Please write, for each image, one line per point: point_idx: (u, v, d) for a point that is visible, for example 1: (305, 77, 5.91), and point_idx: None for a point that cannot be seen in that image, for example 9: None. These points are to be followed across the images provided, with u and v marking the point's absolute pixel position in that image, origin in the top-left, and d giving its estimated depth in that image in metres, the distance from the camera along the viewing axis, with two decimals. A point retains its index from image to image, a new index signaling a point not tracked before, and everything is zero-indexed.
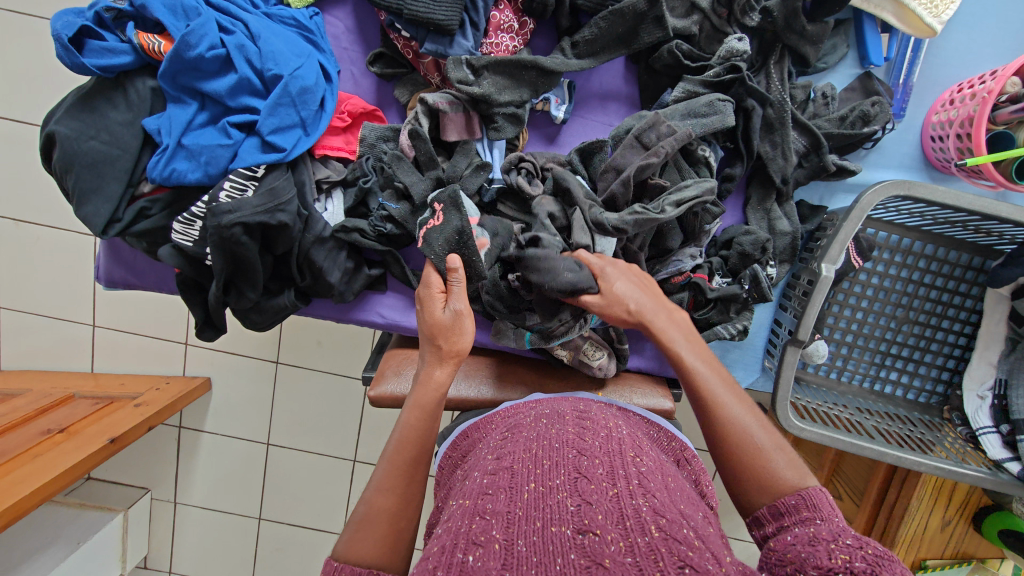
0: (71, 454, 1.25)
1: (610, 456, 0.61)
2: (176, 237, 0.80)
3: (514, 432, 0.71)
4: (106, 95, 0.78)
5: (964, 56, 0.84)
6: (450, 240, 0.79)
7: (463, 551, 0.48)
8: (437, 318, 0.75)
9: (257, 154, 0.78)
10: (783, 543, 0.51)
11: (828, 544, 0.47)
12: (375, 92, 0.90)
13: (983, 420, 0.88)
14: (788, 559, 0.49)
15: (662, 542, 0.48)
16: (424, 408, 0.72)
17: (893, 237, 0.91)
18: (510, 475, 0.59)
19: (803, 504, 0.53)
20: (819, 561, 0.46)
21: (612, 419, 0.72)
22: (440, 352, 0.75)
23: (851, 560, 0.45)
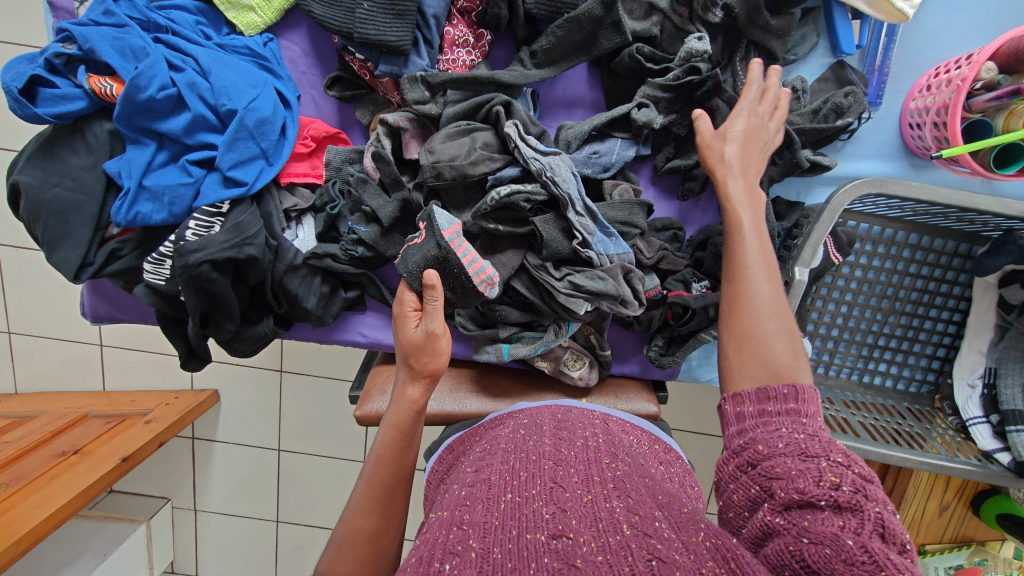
0: (84, 475, 1.28)
1: (586, 463, 0.61)
2: (148, 277, 0.81)
3: (493, 444, 0.70)
4: (66, 141, 0.78)
5: (942, 37, 0.80)
6: (427, 257, 0.73)
7: (439, 560, 0.46)
8: (409, 337, 0.72)
9: (219, 190, 0.78)
10: (770, 443, 0.50)
11: (819, 462, 0.46)
12: (337, 114, 0.89)
13: (973, 410, 0.87)
14: (774, 473, 0.48)
15: (635, 538, 0.48)
16: (399, 428, 0.71)
17: (874, 228, 0.88)
18: (487, 487, 0.58)
19: (793, 395, 0.53)
20: (805, 487, 0.45)
21: (589, 427, 0.71)
22: (414, 372, 0.73)
23: (838, 485, 0.44)
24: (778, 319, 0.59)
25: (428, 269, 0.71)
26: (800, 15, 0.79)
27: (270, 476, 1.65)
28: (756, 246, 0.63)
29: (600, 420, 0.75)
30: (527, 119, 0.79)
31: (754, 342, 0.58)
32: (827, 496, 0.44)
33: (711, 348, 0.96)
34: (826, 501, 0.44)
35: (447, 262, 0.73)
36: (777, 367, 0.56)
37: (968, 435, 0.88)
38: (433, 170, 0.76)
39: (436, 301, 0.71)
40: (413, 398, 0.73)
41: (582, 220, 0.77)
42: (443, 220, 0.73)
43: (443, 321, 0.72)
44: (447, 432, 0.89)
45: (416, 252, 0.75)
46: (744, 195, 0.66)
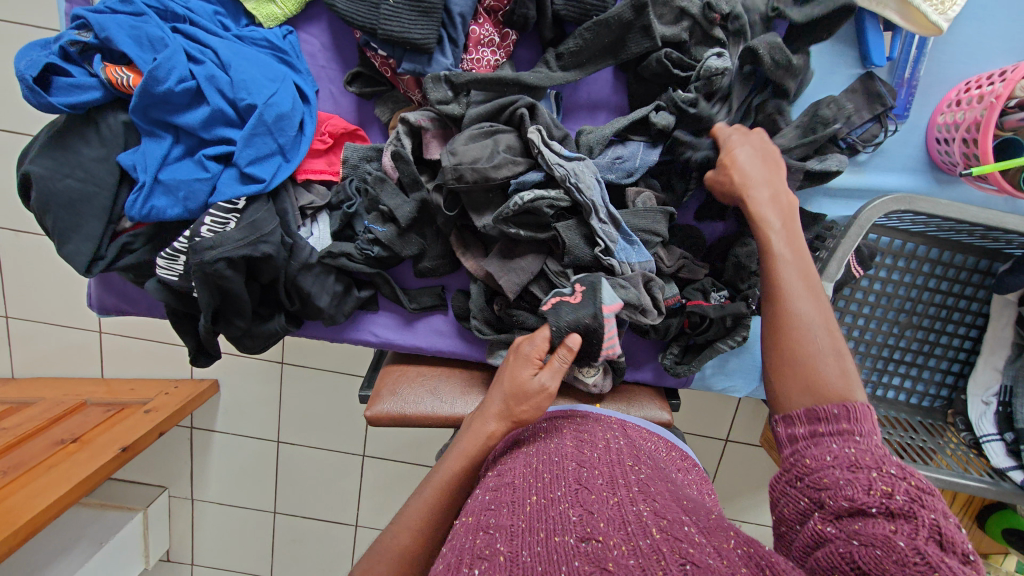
0: (85, 465, 1.27)
1: (610, 466, 0.60)
2: (160, 272, 0.79)
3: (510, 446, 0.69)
4: (78, 131, 0.76)
5: (972, 52, 0.79)
6: (580, 321, 0.72)
7: (468, 566, 0.48)
8: (522, 381, 0.70)
9: (236, 186, 0.77)
10: (819, 457, 0.50)
11: (869, 472, 0.46)
12: (355, 110, 0.87)
13: (987, 427, 0.87)
14: (822, 484, 0.48)
15: (665, 542, 0.47)
16: (468, 457, 0.69)
17: (895, 241, 0.88)
18: (512, 489, 0.58)
19: (845, 415, 0.52)
20: (854, 494, 0.45)
21: (609, 431, 0.70)
22: (508, 413, 0.70)
23: (890, 493, 0.44)
24: (825, 336, 0.58)
25: (573, 333, 0.71)
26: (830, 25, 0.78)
27: (270, 469, 1.65)
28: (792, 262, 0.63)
29: (619, 426, 0.73)
30: (551, 123, 0.78)
31: (801, 358, 0.57)
32: (878, 504, 0.44)
33: (726, 357, 0.95)
34: (878, 509, 0.44)
35: (596, 333, 0.73)
36: (823, 387, 0.55)
37: (981, 450, 0.88)
38: (454, 172, 0.74)
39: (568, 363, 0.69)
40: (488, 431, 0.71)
41: (606, 228, 0.77)
42: (607, 295, 0.74)
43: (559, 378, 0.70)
44: None
45: (569, 312, 0.73)
46: (774, 214, 0.66)
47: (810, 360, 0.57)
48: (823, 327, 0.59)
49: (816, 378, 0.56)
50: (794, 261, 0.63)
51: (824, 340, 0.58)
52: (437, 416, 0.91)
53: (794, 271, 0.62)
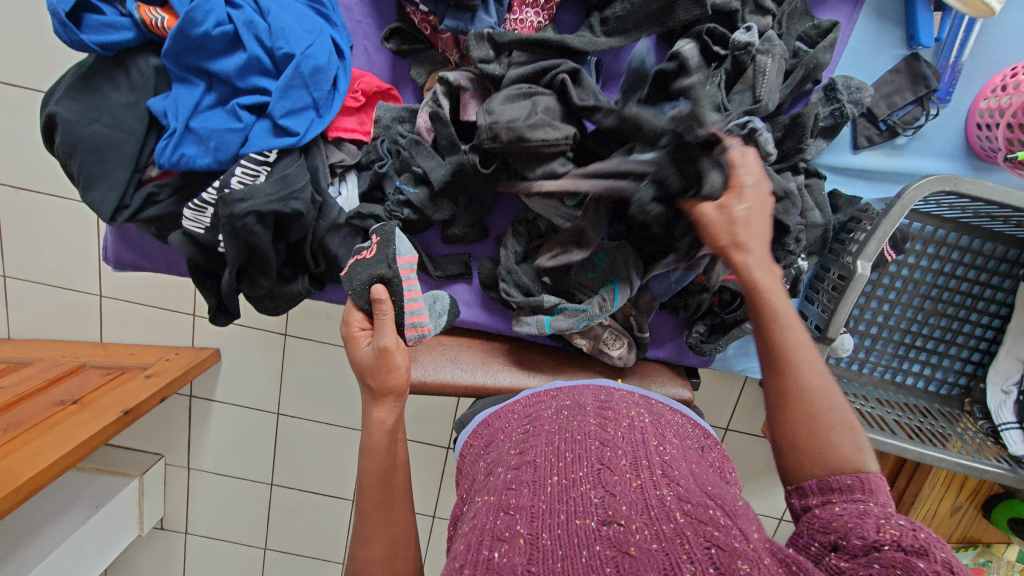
0: (86, 426, 1.25)
1: (633, 446, 0.60)
2: (188, 224, 0.78)
3: (536, 426, 0.69)
4: (108, 74, 0.73)
5: (1020, 36, 0.79)
6: (375, 275, 0.72)
7: (489, 548, 0.48)
8: (361, 357, 0.71)
9: (269, 139, 0.74)
10: (829, 512, 0.52)
11: (877, 519, 0.48)
12: (390, 68, 0.85)
13: (1006, 416, 0.88)
14: (833, 528, 0.50)
15: (689, 526, 0.48)
16: (375, 453, 0.69)
17: (927, 227, 0.87)
18: (533, 469, 0.58)
19: (860, 485, 0.53)
20: (865, 533, 0.47)
21: (634, 408, 0.70)
22: (374, 392, 0.71)
23: (899, 535, 0.46)
24: (835, 413, 0.58)
25: (376, 285, 0.71)
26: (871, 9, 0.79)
27: (271, 440, 1.64)
28: (795, 341, 0.61)
29: (643, 401, 0.75)
30: (596, 90, 0.74)
31: (811, 436, 0.58)
32: (890, 540, 0.45)
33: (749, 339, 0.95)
34: (890, 545, 0.45)
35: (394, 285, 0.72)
36: (838, 459, 0.56)
37: (998, 438, 0.89)
38: (490, 132, 0.73)
39: (386, 315, 0.70)
40: (381, 420, 0.71)
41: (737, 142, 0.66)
42: (400, 246, 0.75)
43: (394, 333, 0.70)
44: (480, 405, 0.88)
45: (363, 269, 0.73)
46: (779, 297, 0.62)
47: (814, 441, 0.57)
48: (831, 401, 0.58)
49: (830, 462, 0.56)
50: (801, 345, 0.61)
51: (833, 415, 0.58)
52: (458, 385, 0.91)
53: (805, 354, 0.60)
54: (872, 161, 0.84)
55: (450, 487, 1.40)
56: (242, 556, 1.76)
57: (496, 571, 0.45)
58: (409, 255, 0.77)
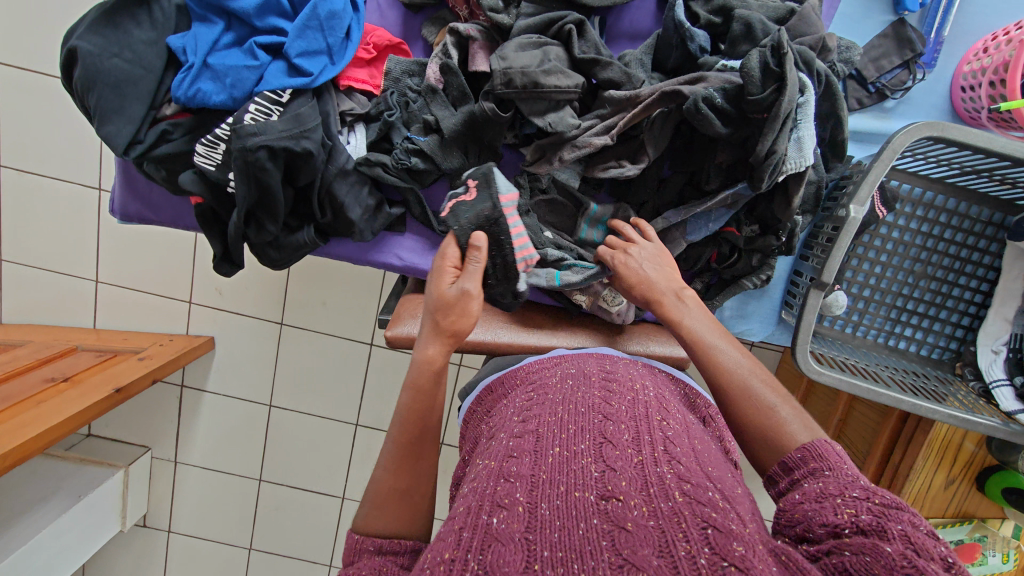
0: (76, 401, 1.22)
1: (636, 421, 0.59)
2: (199, 160, 0.79)
3: (539, 394, 0.68)
4: (131, 11, 0.76)
5: (997, 6, 0.83)
6: (479, 215, 0.74)
7: (488, 513, 0.47)
8: (442, 293, 0.68)
9: (283, 78, 0.77)
10: (791, 501, 0.50)
11: (834, 499, 0.47)
12: (401, 24, 0.89)
13: (996, 373, 0.89)
14: (796, 519, 0.49)
15: (686, 506, 0.47)
16: (418, 388, 0.67)
17: (916, 189, 0.91)
18: (535, 439, 0.57)
19: (809, 455, 0.54)
20: (826, 519, 0.46)
21: (637, 380, 0.71)
22: (438, 329, 0.68)
23: (857, 514, 0.45)
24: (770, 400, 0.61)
25: (477, 231, 0.69)
26: None
27: (263, 429, 1.61)
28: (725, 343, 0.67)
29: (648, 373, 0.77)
30: (597, 42, 0.80)
31: (755, 418, 0.60)
32: (848, 523, 0.45)
33: (746, 299, 0.97)
34: (850, 527, 0.45)
35: (497, 225, 0.74)
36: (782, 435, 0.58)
37: (989, 398, 0.90)
38: (504, 76, 0.77)
39: (479, 262, 0.68)
40: (431, 358, 0.68)
41: (799, 73, 0.71)
42: (501, 184, 0.77)
43: (479, 282, 0.68)
44: (484, 372, 0.90)
45: (468, 210, 0.75)
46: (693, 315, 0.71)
47: (763, 423, 0.60)
48: (768, 389, 0.62)
49: (780, 441, 0.57)
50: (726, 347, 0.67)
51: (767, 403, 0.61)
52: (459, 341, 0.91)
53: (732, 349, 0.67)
54: (862, 123, 0.88)
55: (444, 476, 1.39)
56: (226, 557, 1.71)
57: (497, 540, 0.45)
58: (510, 194, 0.78)
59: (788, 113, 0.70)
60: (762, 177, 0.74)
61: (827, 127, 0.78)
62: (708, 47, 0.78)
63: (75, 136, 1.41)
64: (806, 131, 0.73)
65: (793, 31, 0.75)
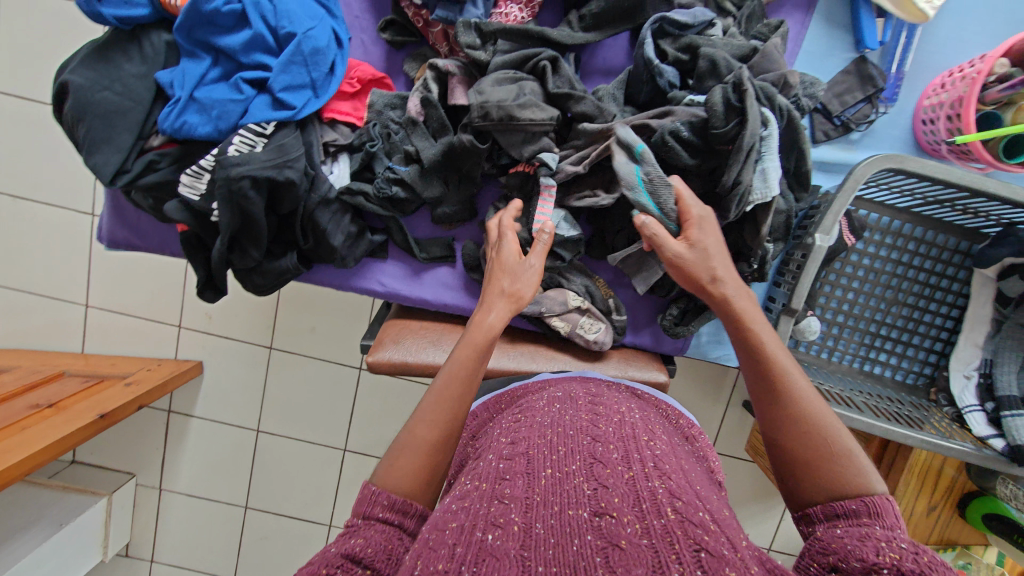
0: (60, 428, 1.21)
1: (623, 441, 0.60)
2: (183, 189, 0.81)
3: (525, 415, 0.70)
4: (121, 47, 0.79)
5: (954, 44, 0.87)
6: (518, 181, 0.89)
7: (482, 530, 0.46)
8: (506, 258, 0.80)
9: (267, 111, 0.80)
10: (830, 535, 0.49)
11: (878, 541, 0.45)
12: (384, 60, 0.92)
13: (969, 398, 0.90)
14: (832, 549, 0.47)
15: (678, 524, 0.46)
16: (475, 346, 0.70)
17: (883, 218, 0.93)
18: (526, 460, 0.57)
19: (865, 510, 0.49)
20: (864, 555, 0.44)
21: (623, 404, 0.73)
22: (502, 290, 0.77)
23: (900, 559, 0.43)
24: (833, 437, 0.54)
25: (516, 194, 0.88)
26: (821, 19, 0.87)
27: (250, 455, 1.60)
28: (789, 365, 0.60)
29: (632, 395, 0.79)
30: (571, 77, 0.83)
31: (813, 452, 0.54)
32: (890, 565, 0.43)
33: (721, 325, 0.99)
34: (889, 568, 0.42)
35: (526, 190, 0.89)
36: (839, 479, 0.52)
37: (962, 422, 0.90)
38: (481, 110, 0.80)
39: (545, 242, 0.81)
40: (490, 320, 0.73)
41: (761, 108, 0.74)
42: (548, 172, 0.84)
43: (542, 258, 0.80)
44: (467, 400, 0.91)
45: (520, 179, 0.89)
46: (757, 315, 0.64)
47: (820, 456, 0.53)
48: (834, 426, 0.55)
49: (832, 487, 0.52)
50: (788, 367, 0.60)
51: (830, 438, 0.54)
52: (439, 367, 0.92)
53: (792, 370, 0.59)
54: (828, 154, 0.91)
55: None
56: None
57: (491, 554, 0.43)
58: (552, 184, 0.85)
59: (752, 146, 0.73)
60: (728, 206, 0.77)
61: (791, 158, 0.81)
62: (677, 82, 0.82)
63: (69, 165, 1.44)
64: (772, 163, 0.75)
65: (755, 68, 0.79)
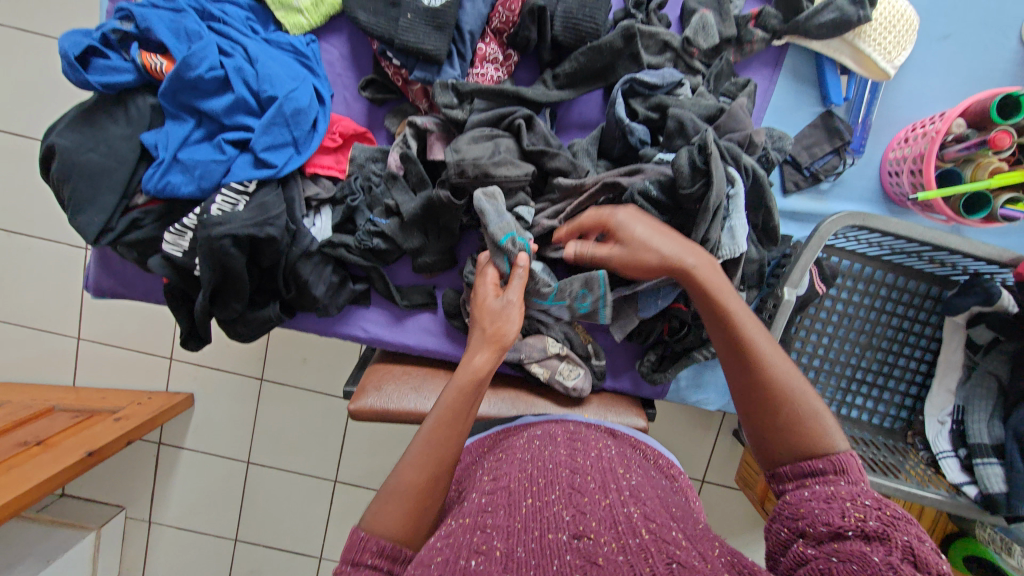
0: (47, 467, 1.19)
1: (602, 472, 0.63)
2: (166, 247, 0.83)
3: (508, 452, 0.71)
4: (107, 110, 0.81)
5: (918, 100, 0.90)
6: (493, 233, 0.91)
7: (465, 557, 0.47)
8: (488, 303, 0.76)
9: (249, 170, 0.82)
10: (800, 497, 0.54)
11: (845, 502, 0.51)
12: (366, 115, 0.95)
13: (942, 444, 0.91)
14: (800, 514, 0.52)
15: (653, 542, 0.50)
16: (462, 390, 0.68)
17: (854, 265, 0.94)
18: (508, 493, 0.59)
19: (833, 468, 0.55)
20: (831, 519, 0.50)
21: (601, 440, 0.74)
22: (484, 336, 0.73)
23: (864, 519, 0.48)
24: (796, 392, 0.60)
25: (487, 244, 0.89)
26: (790, 76, 0.90)
27: (240, 488, 1.60)
28: (752, 328, 0.65)
29: (609, 435, 0.79)
30: (546, 133, 0.86)
31: (780, 409, 0.60)
32: (854, 527, 0.48)
33: (700, 369, 1.01)
34: (854, 531, 0.48)
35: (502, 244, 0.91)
36: (805, 436, 0.58)
37: (937, 468, 0.92)
38: (457, 168, 0.82)
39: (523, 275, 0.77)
40: (478, 366, 0.71)
41: (727, 167, 0.77)
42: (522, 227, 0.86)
43: (520, 293, 0.76)
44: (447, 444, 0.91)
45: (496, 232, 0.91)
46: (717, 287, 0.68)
47: (784, 415, 0.59)
48: (797, 381, 0.61)
49: (802, 443, 0.58)
50: (750, 327, 0.65)
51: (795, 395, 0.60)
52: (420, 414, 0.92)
53: (757, 334, 0.64)
54: (799, 204, 0.93)
55: None
56: None
57: None
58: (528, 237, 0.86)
59: (718, 206, 0.75)
60: None
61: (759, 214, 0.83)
62: (649, 138, 0.84)
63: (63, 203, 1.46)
64: (739, 222, 0.77)
65: (721, 129, 0.81)
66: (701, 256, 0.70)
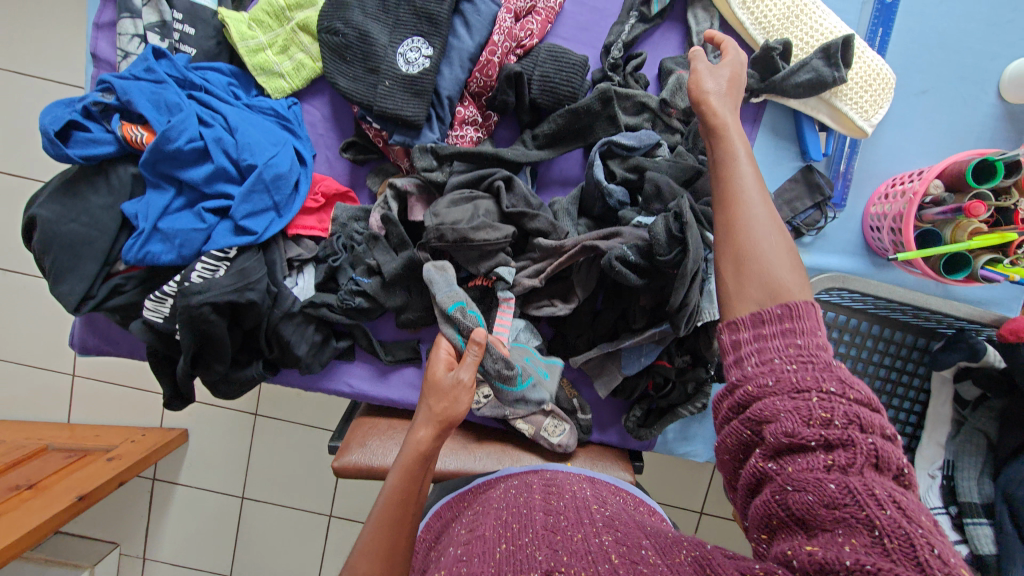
0: (35, 514, 1.15)
1: (576, 510, 0.59)
2: (147, 313, 0.83)
3: (485, 505, 0.66)
4: (89, 180, 0.82)
5: (898, 154, 0.90)
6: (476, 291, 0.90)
7: None
8: (437, 377, 0.72)
9: (229, 237, 0.82)
10: (758, 383, 0.45)
11: (807, 398, 0.42)
12: (348, 174, 0.95)
13: (934, 500, 0.90)
14: (764, 417, 0.43)
15: (622, 565, 0.46)
16: (407, 471, 0.67)
17: (841, 317, 0.92)
18: (483, 542, 0.53)
19: (788, 315, 0.47)
20: (791, 429, 0.41)
21: (577, 484, 0.70)
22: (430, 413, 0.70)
23: (829, 420, 0.40)
24: (767, 237, 0.51)
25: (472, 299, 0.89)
26: (768, 132, 0.90)
27: (235, 524, 1.58)
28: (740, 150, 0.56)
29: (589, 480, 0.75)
30: (526, 193, 0.86)
31: (748, 263, 0.51)
32: (817, 437, 0.40)
33: (688, 421, 1.00)
34: (817, 441, 0.40)
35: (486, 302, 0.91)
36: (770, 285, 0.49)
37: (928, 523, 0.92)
38: (437, 232, 0.82)
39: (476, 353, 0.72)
40: (419, 439, 0.69)
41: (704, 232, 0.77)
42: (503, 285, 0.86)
43: (473, 371, 0.72)
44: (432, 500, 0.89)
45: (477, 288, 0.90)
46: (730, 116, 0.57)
47: (749, 251, 0.51)
48: (774, 224, 0.52)
49: (767, 284, 0.49)
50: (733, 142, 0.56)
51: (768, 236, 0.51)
52: None
53: (745, 164, 0.55)
54: None
55: None
56: None
57: None
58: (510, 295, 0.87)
59: (696, 271, 0.74)
60: (679, 323, 0.79)
61: None
62: (627, 200, 0.85)
63: None
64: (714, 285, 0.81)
65: (697, 193, 0.84)
66: (729, 94, 0.61)
